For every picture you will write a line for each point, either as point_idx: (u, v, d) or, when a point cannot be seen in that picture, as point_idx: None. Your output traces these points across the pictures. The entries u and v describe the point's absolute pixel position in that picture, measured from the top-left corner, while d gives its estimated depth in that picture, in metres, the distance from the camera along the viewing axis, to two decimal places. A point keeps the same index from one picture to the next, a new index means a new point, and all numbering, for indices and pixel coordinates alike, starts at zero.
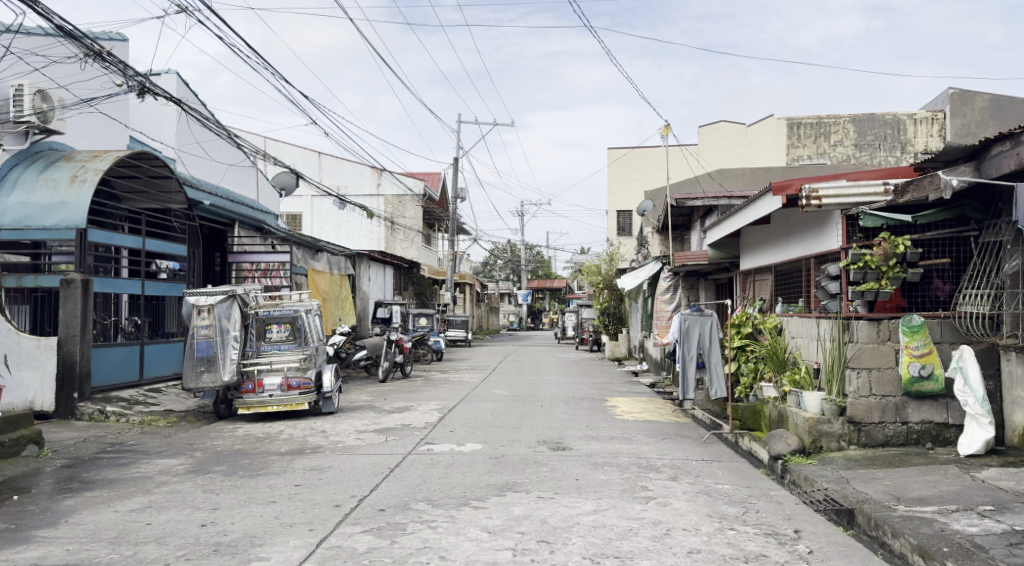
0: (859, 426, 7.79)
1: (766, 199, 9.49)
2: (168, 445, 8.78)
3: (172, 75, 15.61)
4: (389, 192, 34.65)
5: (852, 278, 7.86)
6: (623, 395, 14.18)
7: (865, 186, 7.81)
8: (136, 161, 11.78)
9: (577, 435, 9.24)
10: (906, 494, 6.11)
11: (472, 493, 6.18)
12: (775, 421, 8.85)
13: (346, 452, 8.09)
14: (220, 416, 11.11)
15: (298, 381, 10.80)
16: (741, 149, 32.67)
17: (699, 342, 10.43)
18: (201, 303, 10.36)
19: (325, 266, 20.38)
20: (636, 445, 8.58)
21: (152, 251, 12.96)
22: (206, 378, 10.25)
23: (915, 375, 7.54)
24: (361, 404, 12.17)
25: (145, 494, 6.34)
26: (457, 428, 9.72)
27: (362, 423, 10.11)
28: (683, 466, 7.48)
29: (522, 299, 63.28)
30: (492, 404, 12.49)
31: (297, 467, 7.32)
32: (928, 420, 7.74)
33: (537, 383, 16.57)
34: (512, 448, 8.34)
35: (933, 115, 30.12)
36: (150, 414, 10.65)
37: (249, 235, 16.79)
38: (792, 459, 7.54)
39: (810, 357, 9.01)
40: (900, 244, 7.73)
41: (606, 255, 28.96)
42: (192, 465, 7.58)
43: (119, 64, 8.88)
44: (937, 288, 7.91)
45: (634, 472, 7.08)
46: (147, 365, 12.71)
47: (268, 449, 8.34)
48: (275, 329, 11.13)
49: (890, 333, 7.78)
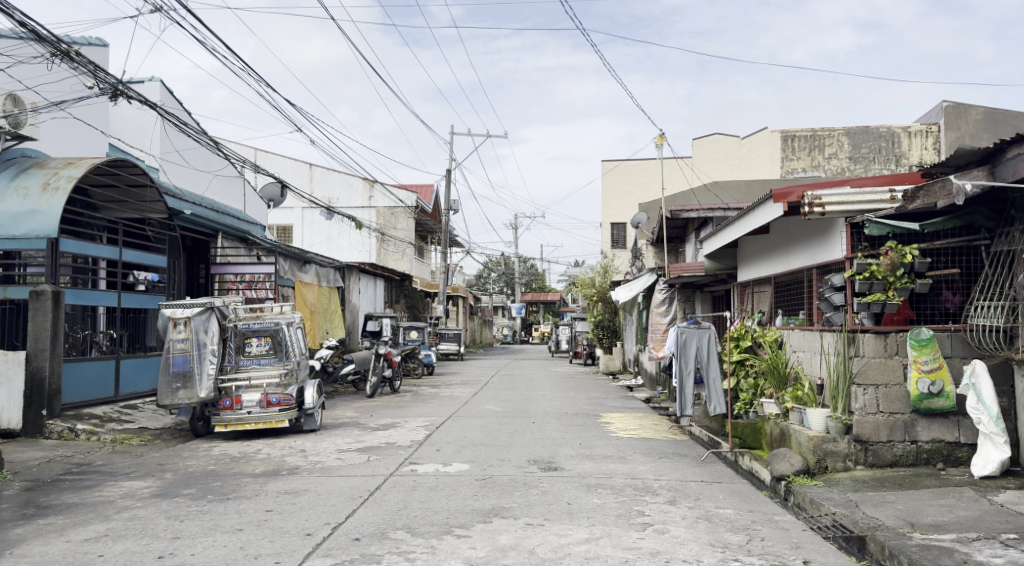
0: (866, 445, 7.38)
1: (766, 206, 9.05)
2: (138, 465, 8.31)
3: (155, 82, 15.24)
4: (381, 204, 34.32)
5: (858, 289, 7.47)
6: (618, 411, 13.72)
7: (870, 192, 7.55)
8: (114, 169, 11.40)
9: (570, 453, 8.81)
10: (921, 520, 5.71)
11: (456, 519, 5.74)
12: (776, 439, 8.47)
13: (326, 473, 7.63)
14: (197, 434, 10.55)
15: (278, 397, 10.32)
16: (735, 162, 32.32)
17: (697, 356, 9.94)
18: (177, 316, 9.89)
19: (313, 278, 19.94)
20: (631, 465, 8.16)
21: (129, 261, 12.52)
22: (183, 394, 9.80)
23: (925, 392, 7.17)
24: (345, 421, 11.70)
25: (104, 521, 5.88)
26: (443, 446, 9.26)
27: (344, 441, 9.67)
28: (682, 488, 7.05)
29: (516, 312, 62.81)
30: (482, 420, 12.07)
31: (271, 490, 6.87)
32: (939, 439, 7.34)
33: (528, 398, 16.11)
34: (501, 468, 7.92)
35: (928, 128, 29.90)
36: (123, 432, 10.16)
37: (234, 246, 16.37)
38: (796, 480, 7.15)
39: (813, 372, 8.61)
40: (908, 253, 7.35)
41: (599, 268, 28.50)
42: (159, 488, 7.10)
43: (88, 65, 8.31)
44: (947, 300, 7.56)
45: (629, 496, 6.64)
46: (123, 381, 12.19)
47: (242, 470, 7.88)
48: (255, 343, 10.74)
49: (898, 347, 7.38)
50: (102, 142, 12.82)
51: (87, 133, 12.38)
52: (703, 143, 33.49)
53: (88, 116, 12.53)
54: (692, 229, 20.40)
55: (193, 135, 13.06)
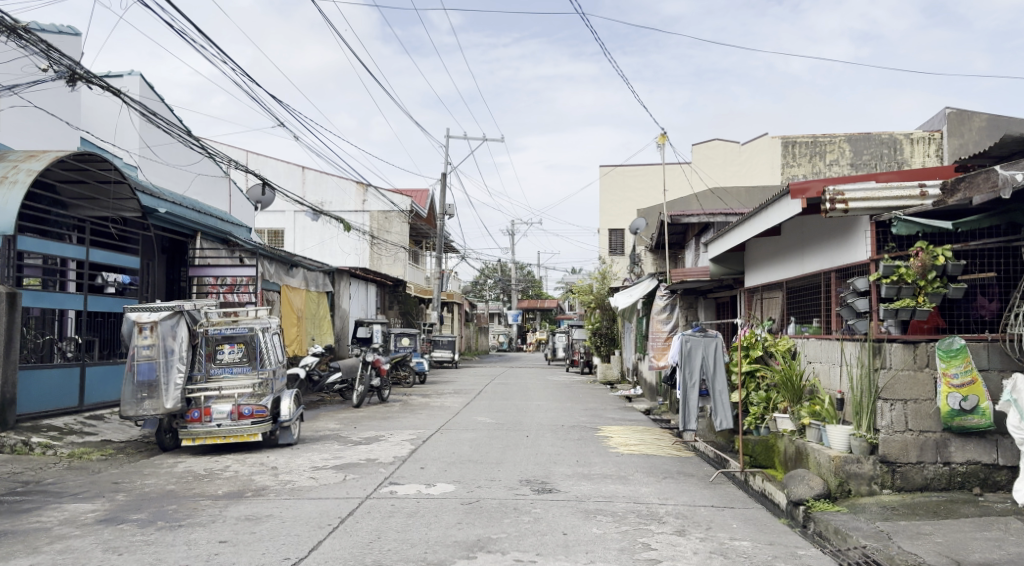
0: (893, 467, 6.67)
1: (780, 206, 8.25)
2: (91, 484, 7.55)
3: (135, 76, 14.59)
4: (374, 207, 33.68)
5: (884, 294, 6.77)
6: (617, 423, 12.95)
7: (897, 187, 6.88)
8: (82, 164, 10.60)
9: (566, 473, 8.06)
10: (966, 557, 4.99)
11: (435, 554, 5.02)
12: (792, 458, 7.77)
13: (293, 496, 6.86)
14: (164, 448, 9.74)
15: (251, 409, 9.59)
16: (734, 168, 32.03)
17: (703, 367, 9.19)
18: (143, 320, 9.15)
19: (300, 282, 19.22)
20: (634, 486, 7.41)
21: (97, 262, 11.77)
22: (148, 406, 9.02)
23: (956, 408, 6.46)
24: (325, 434, 10.95)
25: (31, 555, 5.12)
26: (428, 464, 8.50)
27: (321, 458, 8.91)
28: (691, 515, 6.32)
29: (511, 320, 62.08)
30: (472, 433, 11.33)
31: (230, 516, 6.13)
32: (974, 461, 6.63)
33: (523, 408, 15.34)
34: (489, 489, 7.16)
35: (931, 135, 29.00)
36: (82, 446, 9.39)
37: (214, 248, 15.54)
38: (816, 505, 6.45)
39: (832, 385, 7.89)
40: (940, 254, 6.62)
41: (598, 273, 27.32)
42: (107, 513, 6.33)
43: (40, 44, 7.50)
44: (983, 307, 6.84)
45: (632, 525, 5.90)
46: (89, 390, 11.42)
47: (204, 491, 7.12)
48: (227, 349, 10.03)
49: (928, 358, 6.66)
50: (73, 135, 12.15)
51: (55, 125, 11.72)
52: (701, 148, 32.91)
53: (58, 107, 11.89)
54: (693, 235, 19.61)
55: (164, 126, 12.24)
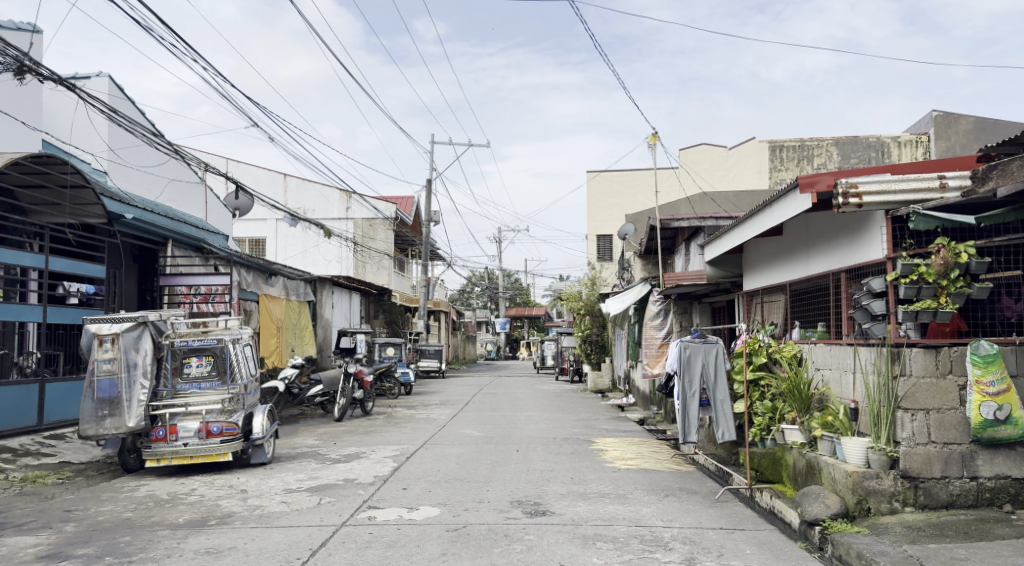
0: (916, 482, 6.12)
1: (785, 206, 7.74)
2: (39, 513, 6.86)
3: (104, 77, 13.97)
4: (358, 215, 33.11)
5: (902, 295, 6.23)
6: (612, 435, 12.39)
7: (915, 179, 6.36)
8: (40, 167, 9.87)
9: (560, 492, 7.48)
10: None
11: None
12: (803, 473, 7.24)
13: (260, 524, 6.22)
14: (128, 469, 9.06)
15: (220, 426, 8.94)
16: (722, 172, 31.52)
17: (703, 375, 8.64)
18: (103, 332, 8.45)
19: (280, 291, 18.55)
20: (634, 507, 6.83)
21: (57, 271, 11.07)
22: (109, 424, 8.35)
23: (989, 418, 5.97)
24: (303, 452, 10.31)
25: None
26: (411, 484, 7.88)
27: (295, 478, 8.27)
28: (698, 540, 5.75)
29: (499, 327, 61.57)
30: (459, 448, 10.71)
31: (187, 550, 5.48)
32: (1003, 476, 6.13)
33: (513, 420, 14.76)
34: (477, 513, 6.56)
35: (918, 138, 28.41)
36: (38, 469, 8.69)
37: (187, 256, 14.79)
38: (834, 525, 5.86)
39: (843, 394, 7.38)
40: (963, 251, 6.09)
41: (588, 280, 26.97)
42: (50, 548, 5.66)
43: None
44: (1008, 308, 6.36)
45: (636, 553, 5.33)
46: (49, 407, 10.74)
47: (162, 520, 6.47)
48: (194, 363, 9.38)
49: (951, 365, 6.14)
50: (33, 136, 11.50)
51: (11, 126, 11.09)
52: (688, 152, 32.66)
53: (15, 106, 11.28)
54: (684, 239, 19.16)
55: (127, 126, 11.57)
